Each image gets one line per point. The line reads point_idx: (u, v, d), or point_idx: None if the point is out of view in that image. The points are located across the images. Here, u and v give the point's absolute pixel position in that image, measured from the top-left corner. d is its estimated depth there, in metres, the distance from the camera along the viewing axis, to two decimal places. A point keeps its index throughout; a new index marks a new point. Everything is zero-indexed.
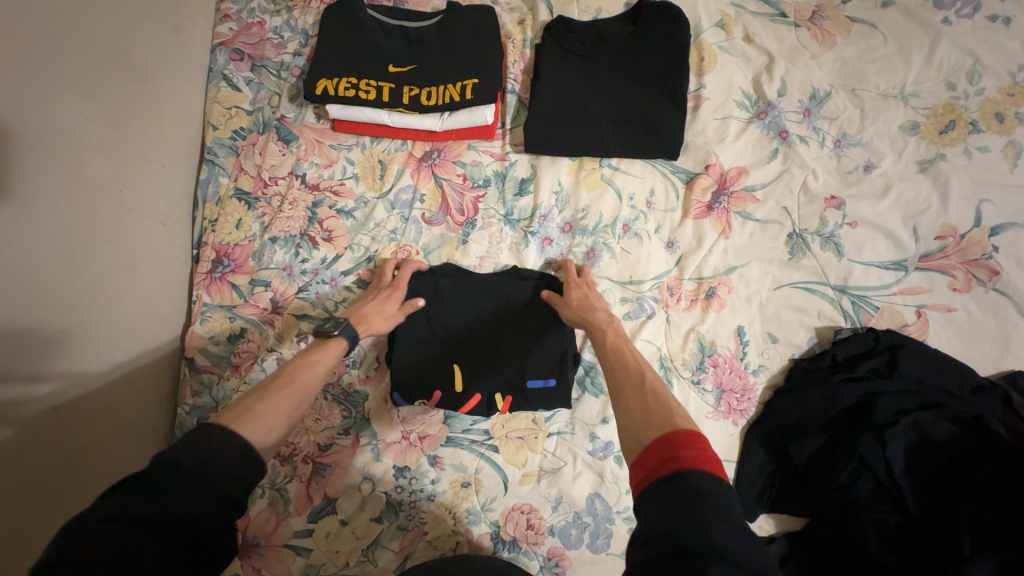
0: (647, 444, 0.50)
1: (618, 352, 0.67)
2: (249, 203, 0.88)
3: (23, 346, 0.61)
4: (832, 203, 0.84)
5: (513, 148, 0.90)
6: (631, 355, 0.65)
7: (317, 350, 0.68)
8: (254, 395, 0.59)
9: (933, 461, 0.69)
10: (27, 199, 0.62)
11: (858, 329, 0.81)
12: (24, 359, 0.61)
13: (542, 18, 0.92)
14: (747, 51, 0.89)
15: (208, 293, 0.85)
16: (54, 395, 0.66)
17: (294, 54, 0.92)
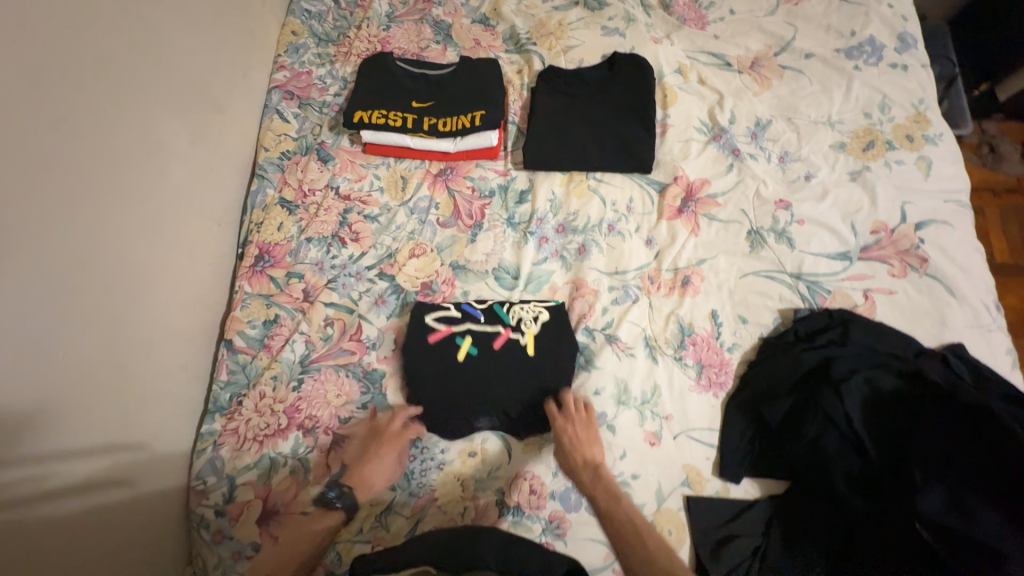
0: None
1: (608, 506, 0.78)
2: (290, 210, 1.03)
3: (103, 303, 0.75)
4: (781, 205, 1.00)
5: (514, 166, 1.08)
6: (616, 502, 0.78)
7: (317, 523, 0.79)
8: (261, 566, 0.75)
9: (885, 409, 0.78)
10: (121, 188, 0.79)
11: (815, 309, 0.93)
12: (97, 314, 0.74)
13: (536, 67, 1.15)
14: (702, 91, 1.10)
15: (250, 283, 0.98)
16: (115, 352, 0.77)
17: (334, 95, 1.13)
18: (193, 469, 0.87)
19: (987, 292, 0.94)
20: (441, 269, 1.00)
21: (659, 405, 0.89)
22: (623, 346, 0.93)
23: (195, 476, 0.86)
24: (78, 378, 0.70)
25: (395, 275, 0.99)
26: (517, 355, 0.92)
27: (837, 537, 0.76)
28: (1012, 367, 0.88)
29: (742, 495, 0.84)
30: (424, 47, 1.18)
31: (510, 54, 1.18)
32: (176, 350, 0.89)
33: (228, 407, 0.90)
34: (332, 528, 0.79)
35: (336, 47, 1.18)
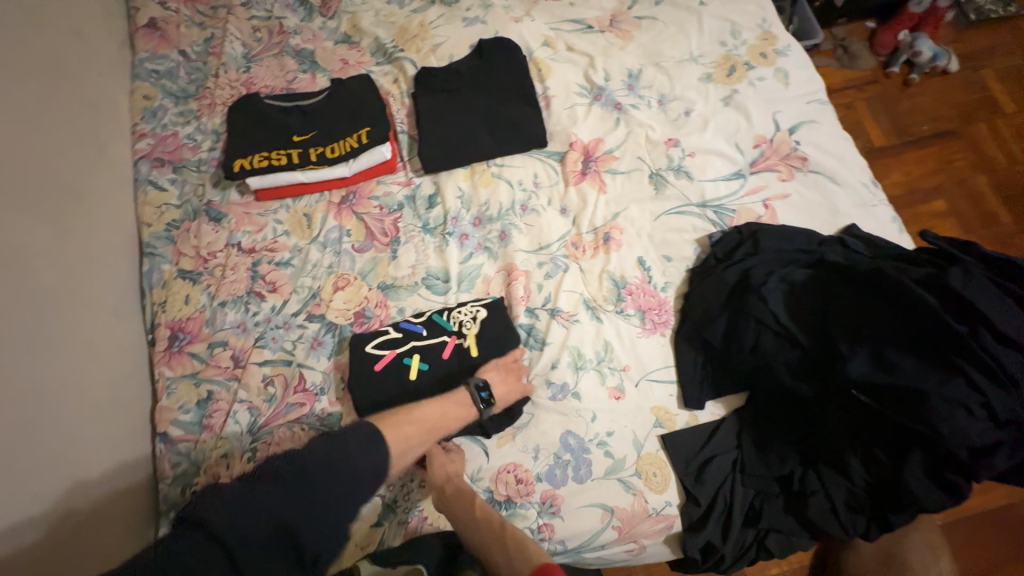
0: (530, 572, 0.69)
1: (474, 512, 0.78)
2: (193, 279, 0.97)
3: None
4: (671, 143, 1.06)
5: (416, 174, 1.07)
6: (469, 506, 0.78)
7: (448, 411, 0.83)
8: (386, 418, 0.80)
9: (805, 299, 0.84)
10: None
11: (726, 230, 0.99)
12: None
13: (410, 72, 1.14)
14: (573, 57, 1.14)
15: (170, 367, 0.91)
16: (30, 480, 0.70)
17: (209, 150, 1.07)
18: None
19: (863, 173, 1.04)
20: (370, 294, 0.97)
21: (615, 360, 0.92)
22: (566, 315, 0.95)
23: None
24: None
25: (325, 314, 0.96)
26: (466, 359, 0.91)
27: (797, 426, 0.83)
28: (899, 232, 0.98)
29: (710, 418, 0.88)
30: (291, 80, 1.14)
31: (381, 66, 1.17)
32: (103, 461, 0.81)
33: (182, 502, 0.84)
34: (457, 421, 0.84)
35: (197, 100, 1.12)
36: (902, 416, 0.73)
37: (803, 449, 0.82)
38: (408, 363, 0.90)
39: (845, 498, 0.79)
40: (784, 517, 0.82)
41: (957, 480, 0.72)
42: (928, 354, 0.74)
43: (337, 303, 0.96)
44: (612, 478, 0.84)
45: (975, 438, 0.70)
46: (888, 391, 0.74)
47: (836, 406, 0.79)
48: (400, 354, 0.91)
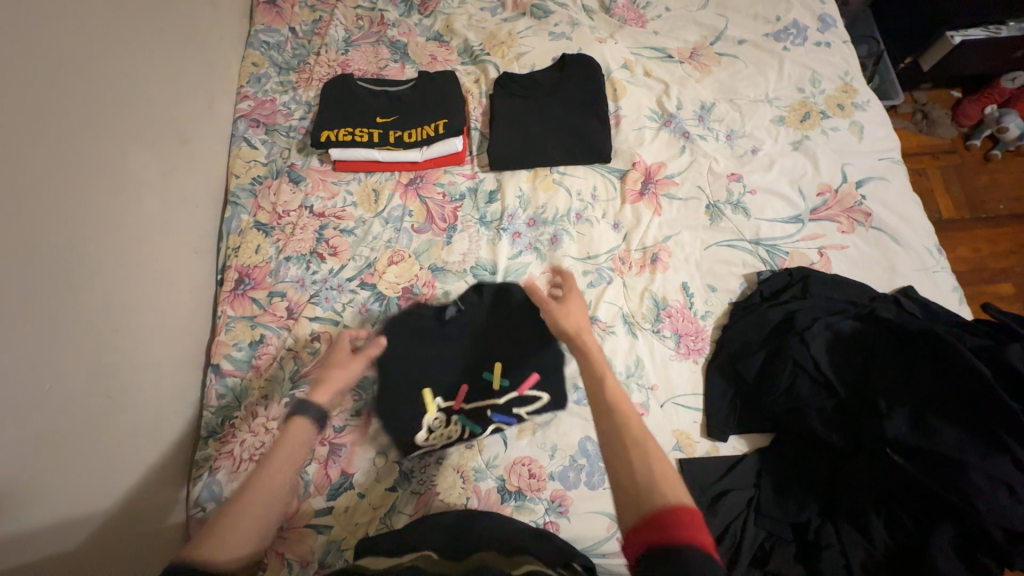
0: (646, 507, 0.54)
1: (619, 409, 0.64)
2: (266, 232, 1.05)
3: (87, 335, 0.75)
4: (733, 178, 1.07)
5: (481, 169, 1.13)
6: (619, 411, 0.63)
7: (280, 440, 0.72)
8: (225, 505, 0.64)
9: (848, 349, 0.83)
10: (96, 219, 0.80)
11: (776, 270, 1.00)
12: (82, 346, 0.74)
13: (491, 75, 1.21)
14: (648, 82, 1.18)
15: (232, 307, 0.99)
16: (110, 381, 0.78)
17: (300, 118, 1.17)
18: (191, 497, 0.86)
19: (928, 237, 1.02)
20: (420, 273, 1.03)
21: (644, 377, 0.93)
22: (603, 325, 0.97)
23: (196, 505, 0.85)
24: (66, 412, 0.70)
25: (376, 284, 1.02)
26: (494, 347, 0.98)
27: (822, 477, 0.81)
28: (959, 302, 0.96)
29: (731, 452, 0.88)
30: (383, 67, 1.23)
31: (466, 66, 1.24)
32: (164, 380, 0.89)
33: (221, 431, 0.91)
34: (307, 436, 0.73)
35: (297, 74, 1.23)
36: (935, 485, 0.71)
37: (824, 501, 0.80)
38: (489, 378, 0.95)
39: (862, 559, 0.76)
40: (795, 565, 0.78)
41: (989, 562, 0.69)
42: (974, 427, 0.72)
43: (331, 381, 0.81)
44: None
45: (1017, 522, 0.67)
46: (926, 456, 0.72)
47: (867, 463, 0.77)
48: (463, 408, 0.92)
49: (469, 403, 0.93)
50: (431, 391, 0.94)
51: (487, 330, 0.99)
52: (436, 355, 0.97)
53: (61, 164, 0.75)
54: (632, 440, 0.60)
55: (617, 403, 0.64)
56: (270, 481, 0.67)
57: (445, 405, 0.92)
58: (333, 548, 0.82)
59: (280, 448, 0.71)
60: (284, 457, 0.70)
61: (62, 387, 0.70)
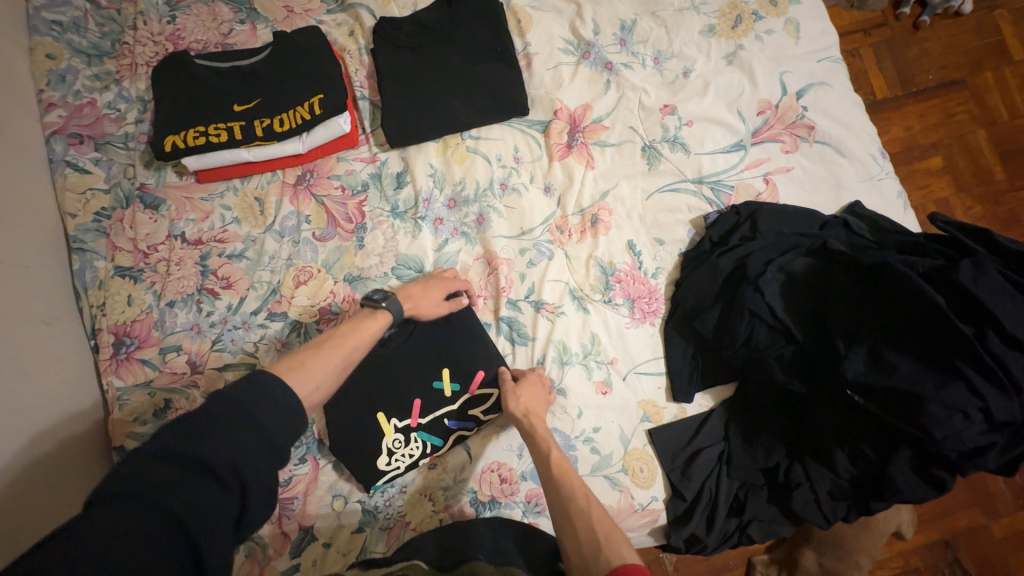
0: (605, 556, 0.60)
1: (565, 475, 0.71)
2: (134, 277, 0.87)
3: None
4: (667, 111, 0.95)
5: (381, 148, 0.95)
6: (571, 472, 0.72)
7: (365, 319, 0.76)
8: (307, 352, 0.68)
9: (802, 291, 0.80)
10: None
11: (723, 209, 0.92)
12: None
13: (367, 23, 0.98)
14: (557, 4, 0.98)
15: (119, 376, 0.84)
16: None
17: (136, 122, 0.92)
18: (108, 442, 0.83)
19: (872, 143, 0.95)
20: (336, 288, 0.89)
21: (602, 353, 0.87)
22: (551, 308, 0.88)
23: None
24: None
25: (287, 311, 0.87)
26: (443, 354, 0.86)
27: (786, 422, 0.81)
28: (904, 208, 0.92)
29: (699, 410, 0.86)
30: (227, 33, 0.96)
31: (333, 14, 0.99)
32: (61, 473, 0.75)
33: None
34: (377, 329, 0.76)
35: (115, 60, 0.95)
36: (895, 419, 0.71)
37: (791, 444, 0.81)
38: (439, 387, 0.84)
39: (829, 488, 0.78)
40: (767, 507, 0.82)
41: (943, 475, 0.72)
42: (929, 354, 0.71)
43: (416, 296, 0.82)
44: (598, 475, 0.82)
45: (968, 441, 0.69)
46: (884, 392, 0.72)
47: (830, 403, 0.77)
48: (422, 424, 0.83)
49: (427, 416, 0.83)
50: (385, 413, 0.83)
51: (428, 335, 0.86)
52: (373, 375, 0.84)
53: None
54: (583, 512, 0.66)
55: (569, 486, 0.70)
56: (350, 348, 0.72)
57: (402, 425, 0.83)
58: None
59: (364, 324, 0.76)
60: (364, 330, 0.75)
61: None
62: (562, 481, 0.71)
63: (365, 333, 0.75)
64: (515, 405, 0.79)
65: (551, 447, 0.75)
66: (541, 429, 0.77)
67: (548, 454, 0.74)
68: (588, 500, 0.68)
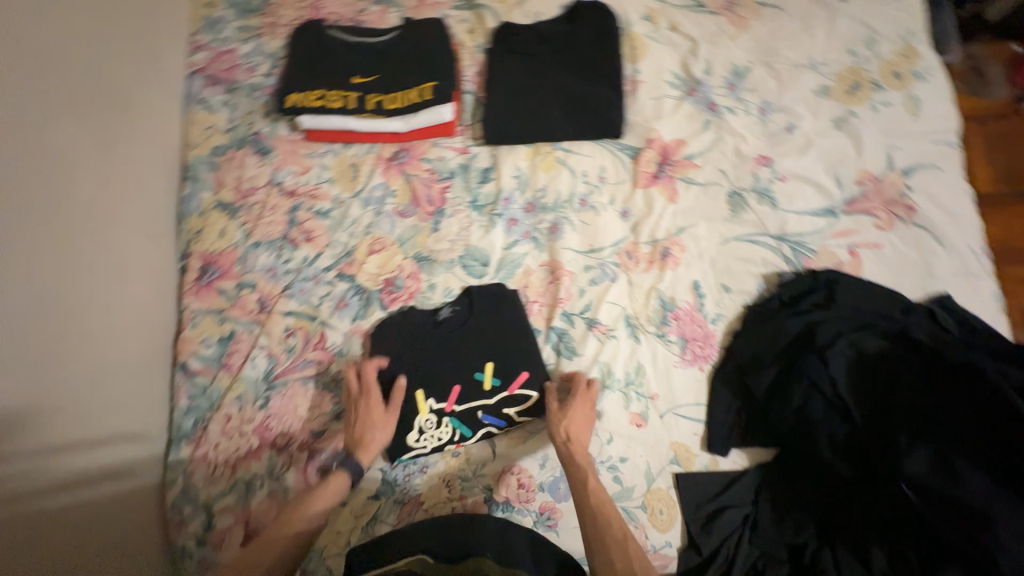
0: None
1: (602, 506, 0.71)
2: (231, 213, 0.94)
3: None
4: (762, 162, 0.94)
5: (474, 142, 0.99)
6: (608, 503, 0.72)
7: (320, 487, 0.75)
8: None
9: (871, 372, 0.78)
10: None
11: (800, 271, 0.89)
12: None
13: (489, 24, 1.03)
14: (674, 38, 1.00)
15: (197, 299, 0.91)
16: (69, 395, 0.72)
17: (265, 75, 1.00)
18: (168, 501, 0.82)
19: (975, 237, 0.90)
20: (404, 264, 0.93)
21: (644, 386, 0.87)
22: (603, 329, 0.89)
23: (178, 550, 0.80)
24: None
25: (355, 275, 0.92)
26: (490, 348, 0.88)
27: (824, 504, 0.77)
28: (999, 313, 0.86)
29: (731, 467, 0.83)
30: (361, 10, 1.04)
31: (459, 11, 1.05)
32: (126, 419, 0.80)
33: (194, 434, 0.85)
34: (332, 496, 0.75)
35: (260, 17, 1.04)
36: (949, 526, 0.69)
37: (826, 525, 0.76)
38: (479, 378, 0.86)
39: None
40: None
41: None
42: (995, 466, 0.70)
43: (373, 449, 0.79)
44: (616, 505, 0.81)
45: None
46: (942, 496, 0.69)
47: (879, 496, 0.74)
48: (456, 410, 0.85)
49: (462, 404, 0.85)
50: (424, 391, 0.86)
51: (480, 328, 0.89)
52: (422, 352, 0.87)
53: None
54: (621, 551, 0.67)
55: (607, 519, 0.70)
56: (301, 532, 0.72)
57: (437, 407, 0.85)
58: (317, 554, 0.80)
59: (320, 494, 0.75)
60: (324, 495, 0.74)
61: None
62: (598, 512, 0.71)
63: (315, 511, 0.73)
64: (556, 430, 0.78)
65: (591, 476, 0.74)
66: (583, 454, 0.77)
67: (587, 482, 0.73)
68: (625, 535, 0.68)
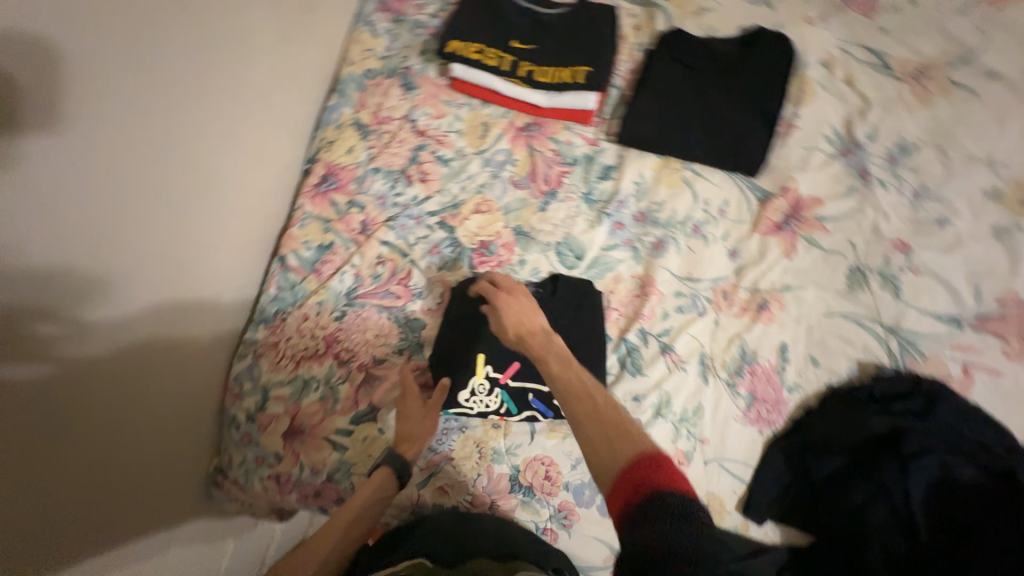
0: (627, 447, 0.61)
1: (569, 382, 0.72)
2: (363, 134, 0.99)
3: (134, 257, 0.65)
4: (900, 247, 0.88)
5: (606, 137, 0.98)
6: (577, 375, 0.72)
7: (363, 488, 0.77)
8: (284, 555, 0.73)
9: (951, 497, 0.73)
10: (149, 79, 0.63)
11: (900, 370, 0.83)
12: (113, 274, 0.61)
13: (658, 26, 1.03)
14: (845, 92, 0.96)
15: (311, 203, 0.96)
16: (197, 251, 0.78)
17: (430, 15, 1.08)
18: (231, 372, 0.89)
19: None
20: (503, 232, 0.94)
21: (698, 427, 0.83)
22: (676, 358, 0.86)
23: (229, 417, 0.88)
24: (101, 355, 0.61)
25: (455, 228, 0.94)
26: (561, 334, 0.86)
27: None
28: None
29: (761, 537, 0.78)
30: None
31: (632, 5, 1.07)
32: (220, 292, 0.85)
33: (273, 321, 0.91)
34: (372, 492, 0.77)
35: None
36: None
37: None
38: None
39: None
40: None
41: None
42: None
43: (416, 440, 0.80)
44: None
45: None
46: None
47: None
48: (509, 385, 0.86)
49: (516, 381, 0.87)
50: (485, 355, 0.87)
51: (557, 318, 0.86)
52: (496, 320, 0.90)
53: (109, 12, 0.56)
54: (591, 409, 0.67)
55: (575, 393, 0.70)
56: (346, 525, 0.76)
57: (493, 374, 0.87)
58: (344, 468, 0.84)
59: (365, 490, 0.77)
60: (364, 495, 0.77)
61: (96, 325, 0.60)
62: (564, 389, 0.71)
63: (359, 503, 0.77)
64: (508, 332, 0.80)
65: (553, 356, 0.75)
66: (545, 341, 0.78)
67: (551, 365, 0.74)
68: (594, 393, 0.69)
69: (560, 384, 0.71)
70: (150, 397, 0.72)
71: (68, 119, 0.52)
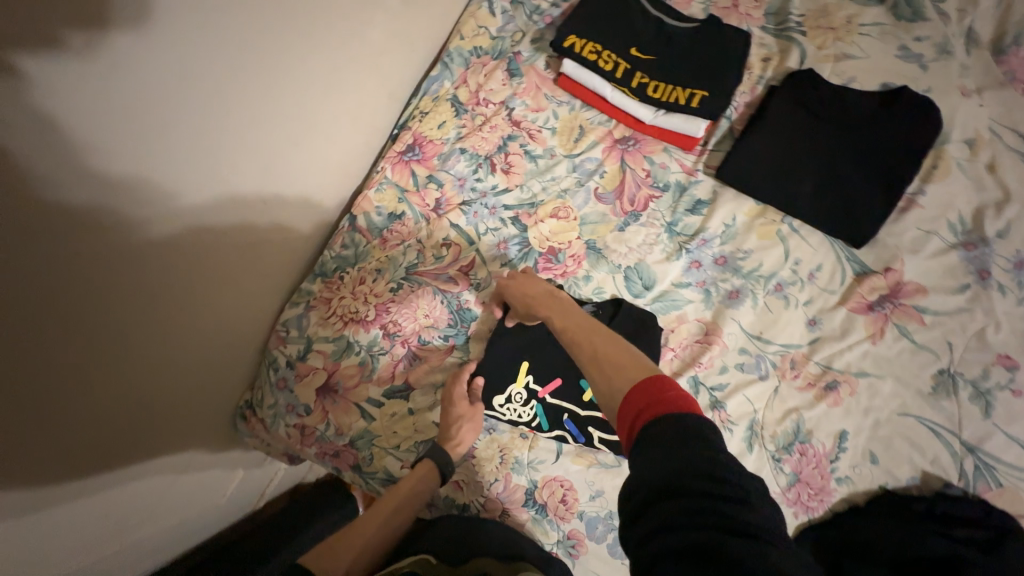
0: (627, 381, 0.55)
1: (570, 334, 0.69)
2: (457, 111, 0.97)
3: (213, 180, 0.67)
4: (1004, 362, 0.80)
5: (706, 169, 0.93)
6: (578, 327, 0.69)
7: (412, 475, 0.78)
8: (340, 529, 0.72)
9: None
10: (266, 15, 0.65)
11: (968, 493, 0.76)
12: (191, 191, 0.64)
13: (789, 63, 0.96)
14: (984, 179, 0.87)
15: (392, 169, 0.95)
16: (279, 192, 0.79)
17: (551, 4, 1.04)
18: (282, 315, 0.90)
19: None
20: (574, 242, 0.91)
21: None
22: (725, 417, 0.81)
23: (270, 359, 0.88)
24: (159, 266, 0.63)
25: (528, 228, 0.91)
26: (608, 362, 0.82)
27: None
28: None
29: None
30: None
31: (765, 33, 0.99)
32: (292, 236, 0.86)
33: (330, 276, 0.91)
34: (424, 482, 0.78)
35: None
36: None
37: None
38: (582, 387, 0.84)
39: None
40: None
41: None
42: None
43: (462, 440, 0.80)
44: None
45: None
46: None
47: None
48: (546, 401, 0.83)
49: (554, 399, 0.83)
50: (528, 364, 0.86)
51: None
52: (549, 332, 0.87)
53: None
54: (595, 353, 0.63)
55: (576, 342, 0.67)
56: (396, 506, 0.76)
57: (532, 386, 0.85)
58: (366, 437, 0.84)
59: (412, 479, 0.78)
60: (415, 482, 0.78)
61: (154, 239, 0.61)
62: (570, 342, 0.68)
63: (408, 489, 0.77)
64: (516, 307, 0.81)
65: (554, 316, 0.73)
66: (548, 301, 0.77)
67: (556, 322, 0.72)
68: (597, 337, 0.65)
69: (565, 335, 0.69)
70: (196, 320, 0.73)
71: (155, 21, 0.52)
